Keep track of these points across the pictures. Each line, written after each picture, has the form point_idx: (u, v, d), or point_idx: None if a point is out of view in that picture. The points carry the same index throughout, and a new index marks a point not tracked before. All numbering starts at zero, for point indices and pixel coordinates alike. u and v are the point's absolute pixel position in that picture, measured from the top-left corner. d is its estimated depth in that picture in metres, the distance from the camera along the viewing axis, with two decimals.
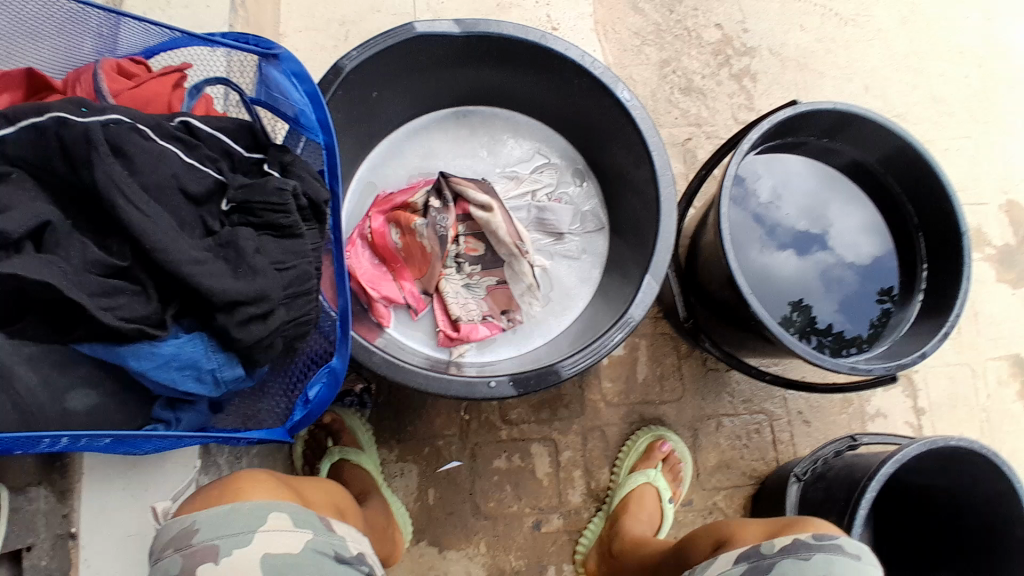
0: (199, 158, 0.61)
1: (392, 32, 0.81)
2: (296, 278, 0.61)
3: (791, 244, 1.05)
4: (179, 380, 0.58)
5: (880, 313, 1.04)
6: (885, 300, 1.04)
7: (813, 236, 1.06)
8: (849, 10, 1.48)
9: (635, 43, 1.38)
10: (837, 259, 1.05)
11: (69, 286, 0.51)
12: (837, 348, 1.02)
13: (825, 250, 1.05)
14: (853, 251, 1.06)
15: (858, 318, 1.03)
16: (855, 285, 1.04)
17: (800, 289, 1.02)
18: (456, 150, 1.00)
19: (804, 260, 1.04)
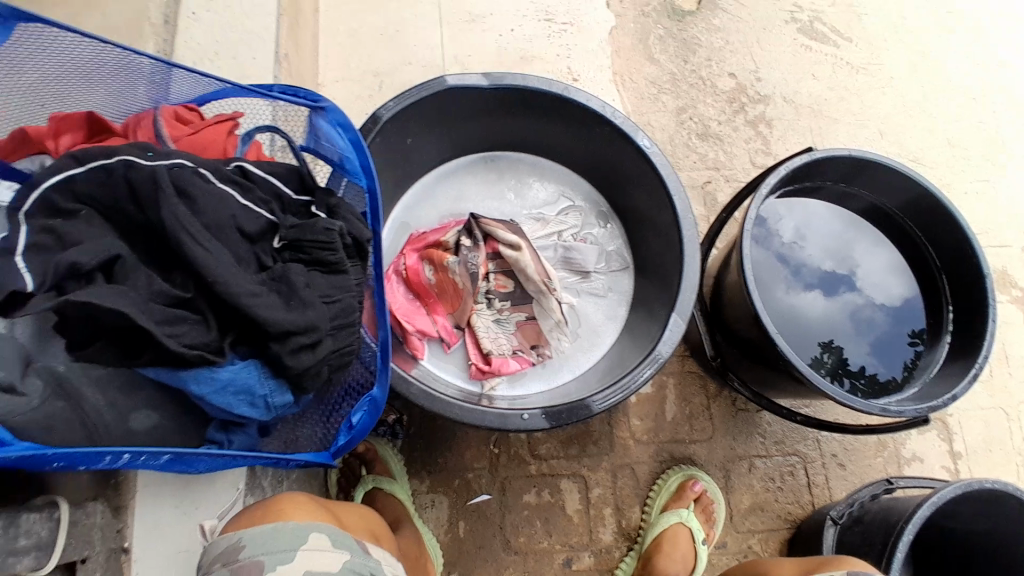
0: (253, 200, 0.66)
1: (425, 86, 0.86)
2: (341, 311, 0.66)
3: (818, 284, 1.06)
4: (234, 404, 0.62)
5: (912, 355, 1.03)
6: (917, 342, 1.04)
7: (839, 277, 1.07)
8: (860, 59, 1.53)
9: (652, 92, 1.43)
10: (865, 300, 1.05)
11: (140, 312, 0.56)
12: (871, 390, 1.00)
13: (853, 291, 1.06)
14: (881, 292, 1.07)
15: (890, 360, 1.03)
16: (885, 326, 1.05)
17: (828, 330, 1.03)
18: (486, 194, 1.03)
19: (831, 301, 1.05)
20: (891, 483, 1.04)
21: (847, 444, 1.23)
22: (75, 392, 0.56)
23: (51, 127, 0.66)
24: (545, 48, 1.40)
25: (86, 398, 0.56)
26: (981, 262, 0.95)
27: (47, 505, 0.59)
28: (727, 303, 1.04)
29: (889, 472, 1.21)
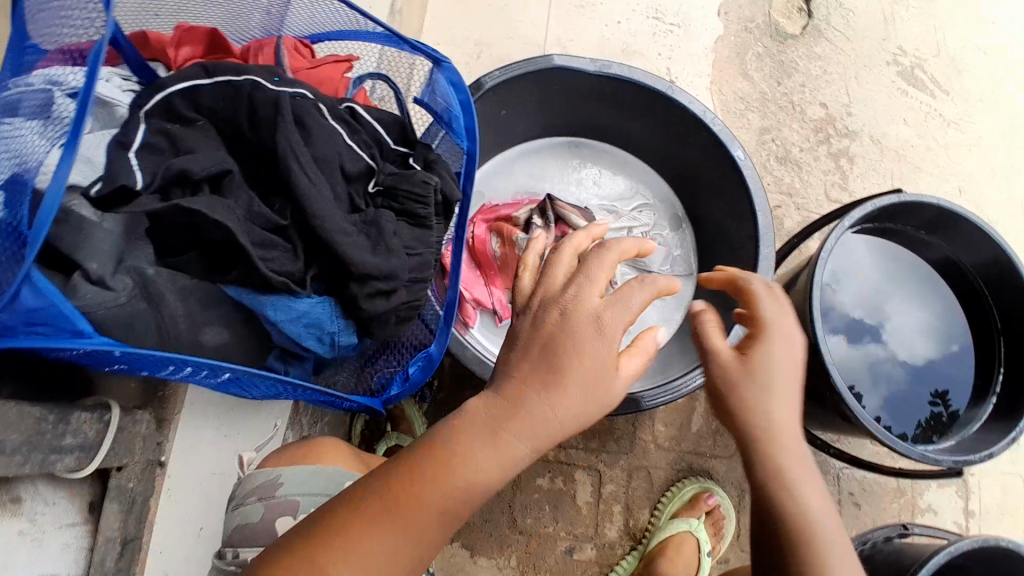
0: (357, 141, 0.69)
1: (532, 61, 0.88)
2: (420, 265, 0.68)
3: (844, 329, 1.07)
4: (303, 335, 0.64)
5: (930, 416, 1.03)
6: (937, 404, 1.04)
7: (865, 326, 1.08)
8: (954, 113, 1.49)
9: (739, 107, 1.42)
10: (886, 354, 1.07)
11: (240, 230, 0.59)
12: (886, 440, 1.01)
13: (877, 342, 1.07)
14: (907, 349, 1.06)
15: (904, 417, 1.03)
16: (903, 383, 1.05)
17: (849, 376, 1.05)
18: (557, 179, 1.05)
19: (855, 348, 1.06)
20: (906, 529, 1.04)
21: (865, 484, 1.21)
22: (159, 296, 0.57)
23: (175, 37, 0.69)
24: (644, 46, 1.39)
25: (169, 305, 0.58)
26: None
27: (98, 407, 0.61)
28: None
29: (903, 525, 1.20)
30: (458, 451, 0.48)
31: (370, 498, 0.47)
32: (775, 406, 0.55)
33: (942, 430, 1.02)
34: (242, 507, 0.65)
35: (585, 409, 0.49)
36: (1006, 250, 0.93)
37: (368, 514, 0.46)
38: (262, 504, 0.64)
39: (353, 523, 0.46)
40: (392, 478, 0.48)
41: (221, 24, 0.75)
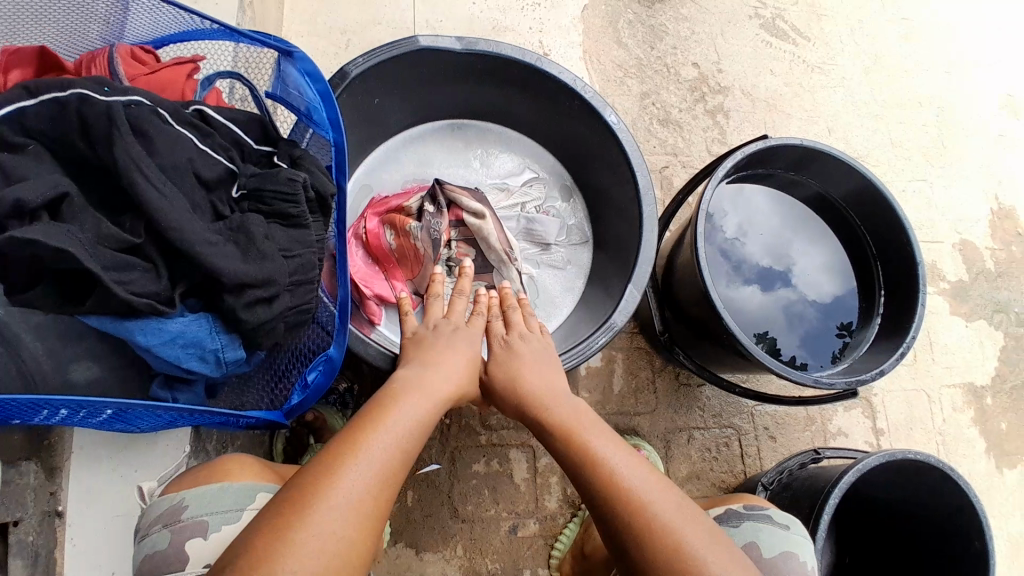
0: (212, 145, 0.64)
1: (396, 44, 0.85)
2: (301, 267, 0.65)
3: (756, 279, 1.12)
4: (183, 357, 0.61)
5: (841, 346, 1.10)
6: (843, 334, 1.11)
7: (776, 273, 1.13)
8: (817, 58, 1.61)
9: (618, 75, 1.46)
10: (798, 296, 1.11)
11: (84, 254, 0.53)
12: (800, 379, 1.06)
13: (788, 287, 1.12)
14: (815, 289, 1.13)
15: (819, 353, 1.08)
16: (815, 322, 1.10)
17: (764, 323, 1.09)
18: (447, 170, 1.04)
19: (767, 296, 1.11)
20: (818, 454, 1.13)
21: (778, 419, 1.31)
22: (13, 338, 0.55)
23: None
24: (517, 22, 1.40)
25: (26, 346, 0.55)
26: (916, 254, 0.99)
27: None
28: (678, 282, 1.10)
29: (816, 442, 1.32)
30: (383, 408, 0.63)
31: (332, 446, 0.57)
32: (530, 377, 0.76)
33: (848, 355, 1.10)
34: (148, 538, 0.63)
35: (468, 378, 0.74)
36: (867, 180, 1.00)
37: (340, 447, 0.57)
38: (169, 530, 0.62)
39: (333, 451, 0.56)
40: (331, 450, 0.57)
41: (52, 45, 0.68)
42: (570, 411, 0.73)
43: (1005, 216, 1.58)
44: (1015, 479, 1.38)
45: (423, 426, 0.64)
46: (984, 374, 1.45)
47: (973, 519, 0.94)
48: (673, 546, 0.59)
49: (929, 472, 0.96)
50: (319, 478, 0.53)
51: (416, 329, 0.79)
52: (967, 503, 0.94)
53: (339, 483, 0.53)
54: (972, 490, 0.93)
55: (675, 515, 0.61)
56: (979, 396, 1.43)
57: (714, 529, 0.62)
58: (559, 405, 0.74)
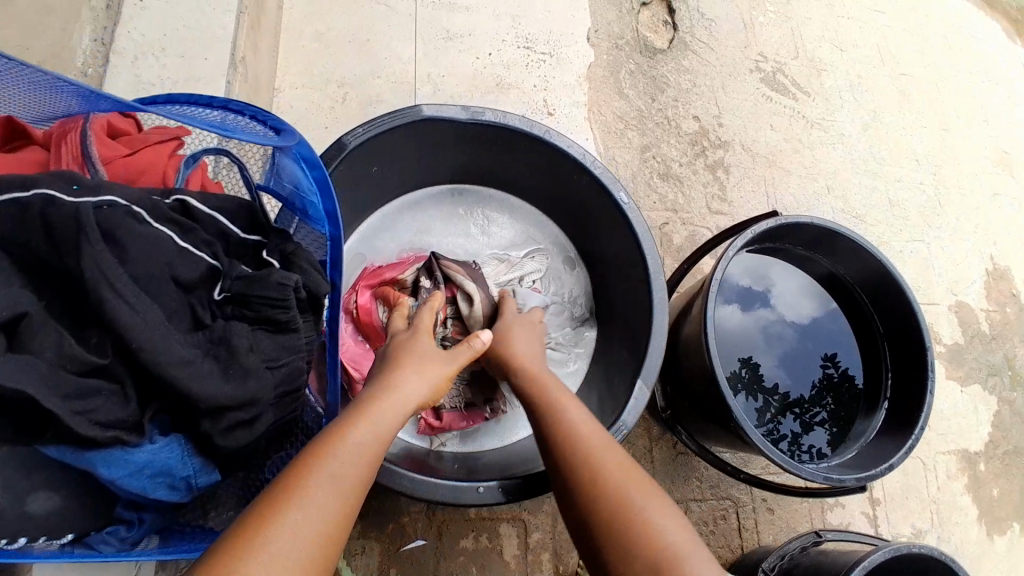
0: (195, 243, 0.59)
1: (399, 114, 0.81)
2: (287, 376, 0.60)
3: (736, 300, 1.13)
4: (150, 487, 0.55)
5: (823, 376, 1.11)
6: (828, 366, 1.12)
7: (755, 294, 1.14)
8: (816, 114, 1.59)
9: (619, 127, 1.42)
10: (777, 317, 1.13)
11: (42, 393, 0.47)
12: (782, 407, 1.08)
13: (767, 307, 1.13)
14: (795, 311, 1.14)
15: (801, 379, 1.10)
16: (796, 343, 1.12)
17: (747, 347, 1.10)
18: (445, 232, 0.99)
19: (747, 316, 1.12)
20: (818, 537, 1.09)
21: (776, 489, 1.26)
22: None
23: None
24: (521, 78, 1.35)
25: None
26: (924, 336, 0.98)
27: None
28: (682, 355, 1.06)
29: (815, 521, 1.26)
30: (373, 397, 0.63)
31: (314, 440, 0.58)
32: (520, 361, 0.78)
33: (834, 389, 1.11)
34: None
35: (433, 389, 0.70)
36: (886, 267, 0.99)
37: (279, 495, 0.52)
38: None
39: (315, 444, 0.57)
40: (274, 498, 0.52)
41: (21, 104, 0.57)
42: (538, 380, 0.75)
43: (999, 277, 1.56)
44: (1005, 546, 1.32)
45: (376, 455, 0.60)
46: (977, 440, 1.40)
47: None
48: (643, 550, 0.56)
49: (935, 565, 0.93)
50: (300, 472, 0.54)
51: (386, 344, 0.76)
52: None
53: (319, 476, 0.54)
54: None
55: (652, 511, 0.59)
56: (972, 462, 1.38)
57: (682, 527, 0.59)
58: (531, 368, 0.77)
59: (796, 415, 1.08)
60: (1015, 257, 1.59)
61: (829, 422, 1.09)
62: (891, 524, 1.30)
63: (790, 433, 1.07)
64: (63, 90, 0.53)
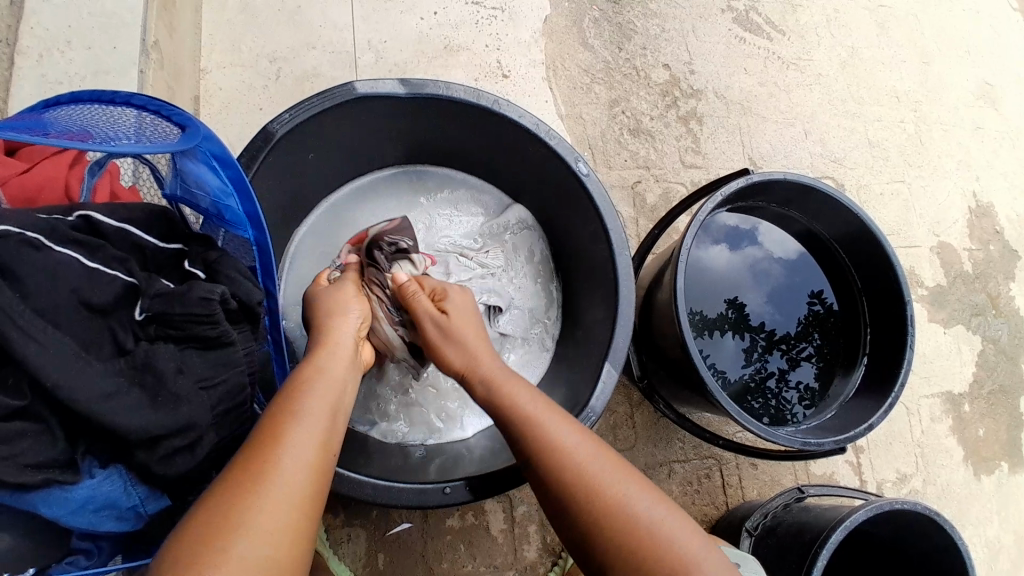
0: (105, 260, 0.56)
1: (331, 93, 0.75)
2: (225, 393, 0.58)
3: (724, 239, 1.10)
4: (97, 521, 0.55)
5: (807, 313, 1.09)
6: (814, 302, 1.09)
7: (742, 233, 1.11)
8: (792, 54, 1.52)
9: (584, 81, 1.34)
10: (764, 253, 1.10)
11: None
12: (769, 346, 1.06)
13: (755, 245, 1.10)
14: (782, 247, 1.11)
15: (788, 315, 1.08)
16: (783, 278, 1.10)
17: (733, 287, 1.08)
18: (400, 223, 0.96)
19: (736, 255, 1.09)
20: (801, 492, 1.09)
21: None
22: None
23: None
24: (472, 39, 1.27)
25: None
26: (903, 290, 0.95)
27: None
28: (656, 324, 1.02)
29: (798, 476, 1.26)
30: (308, 381, 0.61)
31: (257, 433, 0.55)
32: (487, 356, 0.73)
33: (821, 325, 1.09)
34: None
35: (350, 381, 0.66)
36: (864, 223, 0.95)
37: (215, 523, 0.48)
38: None
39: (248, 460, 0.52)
40: (211, 527, 0.48)
41: None
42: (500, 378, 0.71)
43: (982, 214, 1.52)
44: (991, 485, 1.34)
45: (321, 463, 0.55)
46: (961, 382, 1.39)
47: (958, 560, 0.89)
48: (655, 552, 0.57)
49: (916, 516, 0.91)
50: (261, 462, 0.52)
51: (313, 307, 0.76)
52: (954, 544, 0.88)
53: (286, 469, 0.52)
54: (957, 532, 0.89)
55: (661, 518, 0.59)
56: (957, 404, 1.38)
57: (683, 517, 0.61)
58: (492, 370, 0.71)
59: (783, 352, 1.07)
60: (999, 192, 1.55)
61: (816, 357, 1.08)
62: (874, 469, 1.30)
63: (777, 371, 1.06)
64: None
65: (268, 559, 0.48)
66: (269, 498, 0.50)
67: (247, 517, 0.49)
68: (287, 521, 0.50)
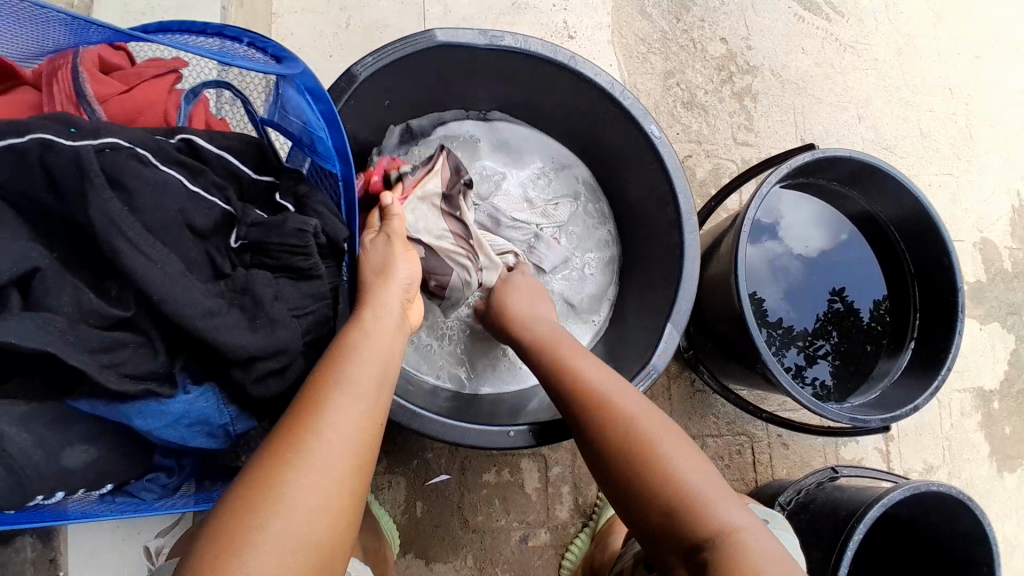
0: (205, 186, 0.57)
1: (413, 40, 0.76)
2: (314, 323, 0.59)
3: (750, 232, 1.09)
4: (188, 436, 0.57)
5: (828, 310, 1.08)
6: (836, 300, 1.08)
7: (764, 227, 1.10)
8: (851, 37, 1.48)
9: (641, 50, 1.33)
10: (784, 249, 1.10)
11: (69, 352, 0.48)
12: (784, 342, 1.07)
13: (775, 240, 1.10)
14: (802, 244, 1.10)
15: (805, 311, 1.08)
16: (800, 275, 1.09)
17: (754, 282, 1.07)
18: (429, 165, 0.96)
19: (756, 249, 1.09)
20: (835, 473, 1.10)
21: None
22: None
23: None
24: None
25: (11, 441, 0.50)
26: (956, 276, 0.95)
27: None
28: (705, 296, 1.02)
29: (828, 459, 1.27)
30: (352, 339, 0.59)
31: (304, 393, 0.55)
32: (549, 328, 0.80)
33: (839, 322, 1.08)
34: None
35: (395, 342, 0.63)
36: (925, 206, 0.94)
37: (267, 478, 0.49)
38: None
39: (297, 423, 0.52)
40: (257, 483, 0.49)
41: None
42: (550, 334, 0.79)
43: None
44: (1014, 482, 1.34)
45: (363, 425, 0.55)
46: (993, 378, 1.39)
47: (986, 548, 0.90)
48: (680, 492, 0.60)
49: (947, 501, 0.92)
50: (291, 441, 0.51)
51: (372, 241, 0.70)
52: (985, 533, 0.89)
53: (322, 444, 0.51)
54: (988, 518, 0.89)
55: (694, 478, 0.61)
56: (987, 401, 1.37)
57: (705, 464, 0.62)
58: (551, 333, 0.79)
59: (799, 349, 1.07)
60: None
61: (832, 354, 1.08)
62: (902, 458, 1.31)
63: (793, 365, 1.06)
64: (51, 19, 0.50)
65: (306, 538, 0.48)
66: (318, 460, 0.51)
67: (282, 496, 0.48)
68: (338, 487, 0.51)
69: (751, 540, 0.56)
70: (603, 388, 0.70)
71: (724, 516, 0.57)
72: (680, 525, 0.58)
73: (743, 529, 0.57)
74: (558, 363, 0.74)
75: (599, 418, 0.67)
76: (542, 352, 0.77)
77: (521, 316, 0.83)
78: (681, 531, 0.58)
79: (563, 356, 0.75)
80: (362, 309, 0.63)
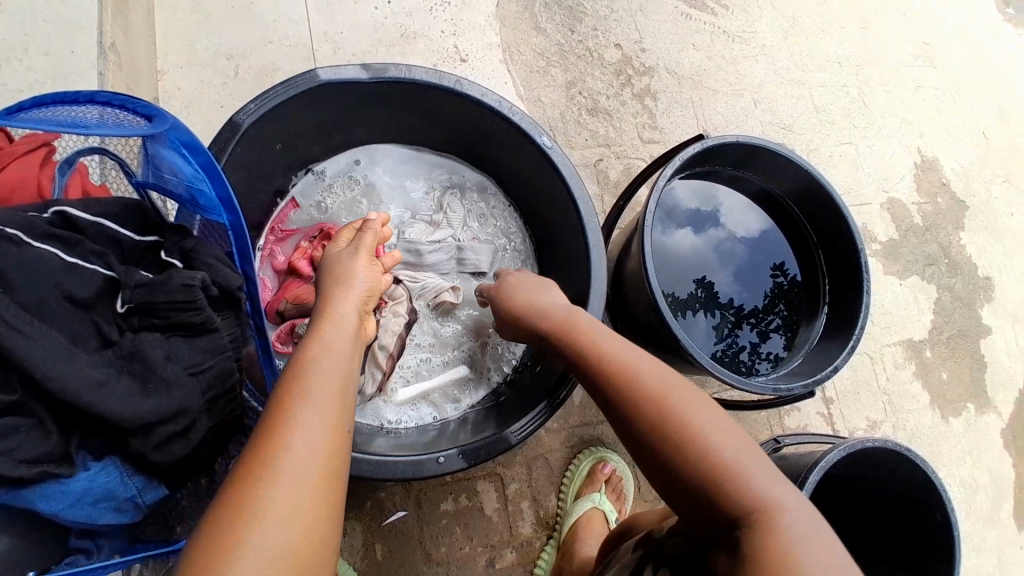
0: (83, 255, 0.57)
1: (293, 83, 0.77)
2: (214, 378, 0.59)
3: (689, 223, 1.14)
4: (95, 513, 0.56)
5: (773, 286, 1.15)
6: (779, 274, 1.15)
7: (705, 215, 1.15)
8: (736, 28, 1.57)
9: (540, 65, 1.38)
10: (727, 233, 1.15)
11: None
12: (738, 321, 1.12)
13: (717, 227, 1.15)
14: (743, 227, 1.16)
15: (754, 292, 1.13)
16: (746, 257, 1.14)
17: (701, 268, 1.12)
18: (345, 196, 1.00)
19: (701, 238, 1.14)
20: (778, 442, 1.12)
21: None
22: None
23: None
24: (427, 25, 1.29)
25: None
26: (856, 239, 1.00)
27: None
28: (624, 291, 1.06)
29: (774, 429, 1.32)
30: (308, 360, 0.58)
31: (266, 419, 0.53)
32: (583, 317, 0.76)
33: (785, 297, 1.15)
34: None
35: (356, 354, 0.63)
36: (812, 176, 1.00)
37: (233, 513, 0.47)
38: None
39: (257, 449, 0.51)
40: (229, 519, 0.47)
41: None
42: (571, 320, 0.77)
43: (928, 168, 1.59)
44: (958, 425, 1.41)
45: (332, 442, 0.54)
46: (920, 329, 1.46)
47: (936, 491, 0.87)
48: (715, 468, 0.58)
49: (886, 455, 0.89)
50: (261, 463, 0.50)
51: (341, 253, 0.73)
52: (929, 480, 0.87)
53: (292, 453, 0.51)
54: (929, 466, 0.87)
55: (748, 462, 0.58)
56: (918, 350, 1.45)
57: (742, 438, 0.60)
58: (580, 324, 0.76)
59: (752, 326, 1.13)
60: (945, 145, 1.61)
61: (783, 328, 1.14)
62: (845, 418, 1.37)
63: (748, 344, 1.12)
64: None
65: (291, 547, 0.48)
66: (282, 489, 0.49)
67: (265, 515, 0.48)
68: (308, 510, 0.50)
69: (793, 519, 0.55)
70: (643, 371, 0.67)
71: (766, 492, 0.56)
72: (721, 503, 0.57)
73: (784, 506, 0.56)
74: (577, 350, 0.73)
75: (629, 395, 0.65)
76: (560, 341, 0.75)
77: (541, 306, 0.81)
78: (722, 508, 0.57)
79: (585, 340, 0.73)
80: (320, 323, 0.63)
